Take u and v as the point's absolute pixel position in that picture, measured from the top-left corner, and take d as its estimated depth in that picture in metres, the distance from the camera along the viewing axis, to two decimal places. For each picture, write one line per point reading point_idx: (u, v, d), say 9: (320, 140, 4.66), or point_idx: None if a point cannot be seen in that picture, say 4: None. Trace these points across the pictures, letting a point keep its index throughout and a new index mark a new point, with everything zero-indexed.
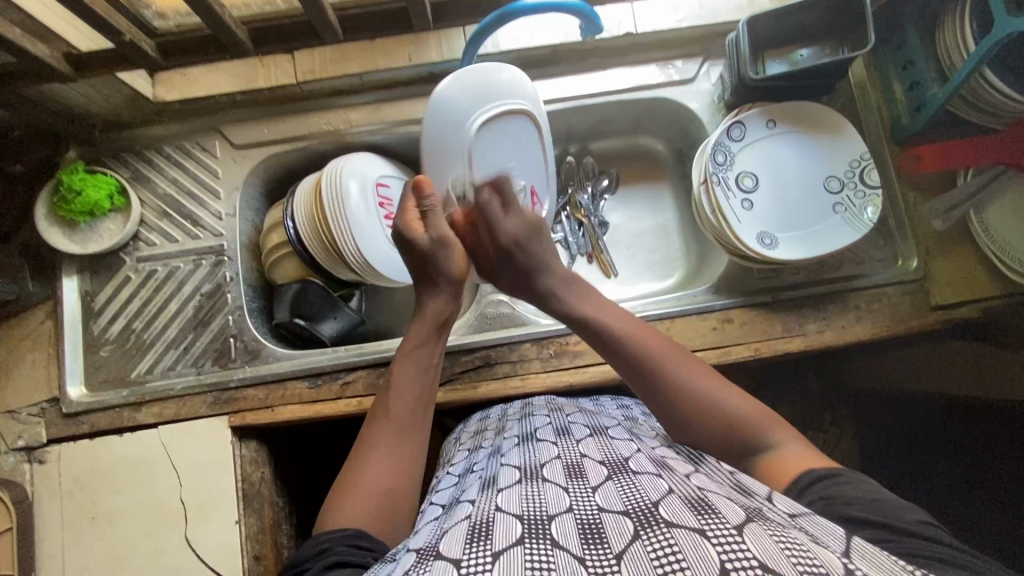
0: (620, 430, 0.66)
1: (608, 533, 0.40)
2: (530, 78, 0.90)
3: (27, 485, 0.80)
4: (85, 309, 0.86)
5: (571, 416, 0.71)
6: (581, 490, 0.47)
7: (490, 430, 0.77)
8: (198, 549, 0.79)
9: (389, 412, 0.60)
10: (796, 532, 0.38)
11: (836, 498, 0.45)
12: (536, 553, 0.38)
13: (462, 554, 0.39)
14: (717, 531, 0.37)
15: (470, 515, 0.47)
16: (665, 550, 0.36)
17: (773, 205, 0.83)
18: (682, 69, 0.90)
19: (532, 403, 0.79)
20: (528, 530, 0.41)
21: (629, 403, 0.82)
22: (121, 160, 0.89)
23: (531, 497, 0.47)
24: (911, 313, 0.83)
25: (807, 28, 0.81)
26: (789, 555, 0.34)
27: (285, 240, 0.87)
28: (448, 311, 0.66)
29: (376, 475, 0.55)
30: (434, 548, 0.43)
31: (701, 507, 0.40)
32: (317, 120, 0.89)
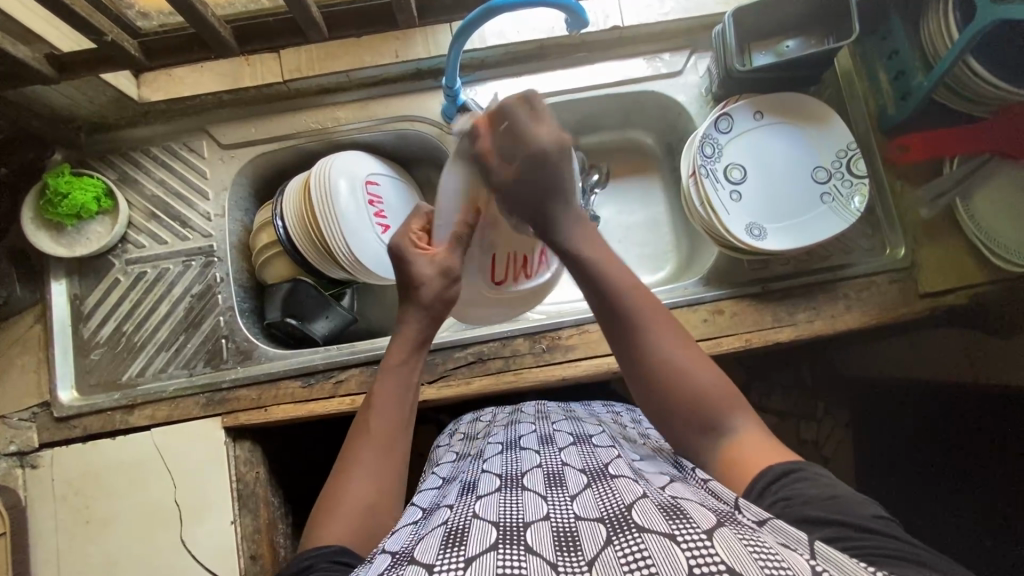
0: (605, 436, 0.66)
1: (583, 540, 0.40)
2: (518, 73, 0.90)
3: (20, 490, 0.80)
4: (75, 312, 0.86)
5: (556, 423, 0.71)
6: (559, 499, 0.48)
7: (477, 435, 0.77)
8: (193, 550, 0.79)
9: (369, 426, 0.59)
10: (767, 536, 0.39)
11: (795, 497, 0.45)
12: (507, 558, 0.39)
13: (435, 559, 0.40)
14: (686, 535, 0.37)
15: (447, 521, 0.47)
16: (634, 555, 0.37)
17: (762, 196, 0.83)
18: (669, 62, 0.90)
19: (519, 410, 0.80)
20: (501, 537, 0.41)
21: (617, 408, 0.83)
22: (107, 162, 0.88)
23: (510, 504, 0.48)
24: (900, 301, 0.84)
25: (792, 20, 0.82)
26: (757, 559, 0.35)
27: (276, 240, 0.87)
28: (427, 327, 0.65)
29: (358, 491, 0.55)
30: (409, 552, 0.44)
31: (672, 511, 0.40)
32: (305, 118, 0.89)
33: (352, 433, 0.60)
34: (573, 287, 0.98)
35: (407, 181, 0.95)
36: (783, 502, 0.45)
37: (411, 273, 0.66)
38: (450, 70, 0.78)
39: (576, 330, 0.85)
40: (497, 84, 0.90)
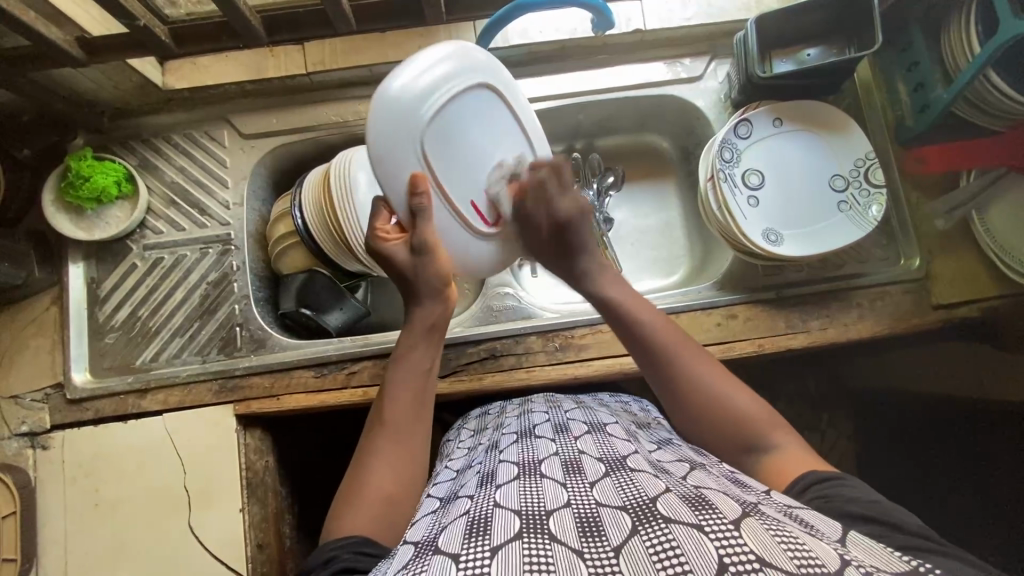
0: (618, 427, 0.66)
1: (606, 527, 0.41)
2: (539, 73, 0.91)
3: (30, 470, 0.80)
4: (91, 295, 0.86)
5: (570, 412, 0.71)
6: (578, 485, 0.48)
7: (488, 426, 0.78)
8: (200, 536, 0.79)
9: (387, 415, 0.59)
10: (791, 525, 0.39)
11: (833, 496, 0.46)
12: (534, 547, 0.39)
13: (461, 550, 0.40)
14: (714, 525, 0.37)
15: (469, 511, 0.48)
16: (664, 546, 0.37)
17: (778, 202, 0.84)
18: (689, 67, 0.91)
19: (531, 401, 0.80)
20: (525, 525, 0.42)
21: (627, 399, 0.83)
22: (129, 148, 0.89)
23: (531, 492, 0.48)
24: (913, 311, 0.84)
25: (814, 29, 0.82)
26: (787, 551, 0.35)
27: (293, 230, 0.87)
28: (440, 316, 0.64)
29: (377, 481, 0.55)
30: (433, 542, 0.44)
31: (698, 503, 0.41)
32: (326, 111, 0.90)
33: (371, 423, 0.60)
34: None
35: None
36: (822, 500, 0.46)
37: (395, 264, 0.62)
38: None
39: (589, 330, 0.85)
40: (518, 83, 0.90)
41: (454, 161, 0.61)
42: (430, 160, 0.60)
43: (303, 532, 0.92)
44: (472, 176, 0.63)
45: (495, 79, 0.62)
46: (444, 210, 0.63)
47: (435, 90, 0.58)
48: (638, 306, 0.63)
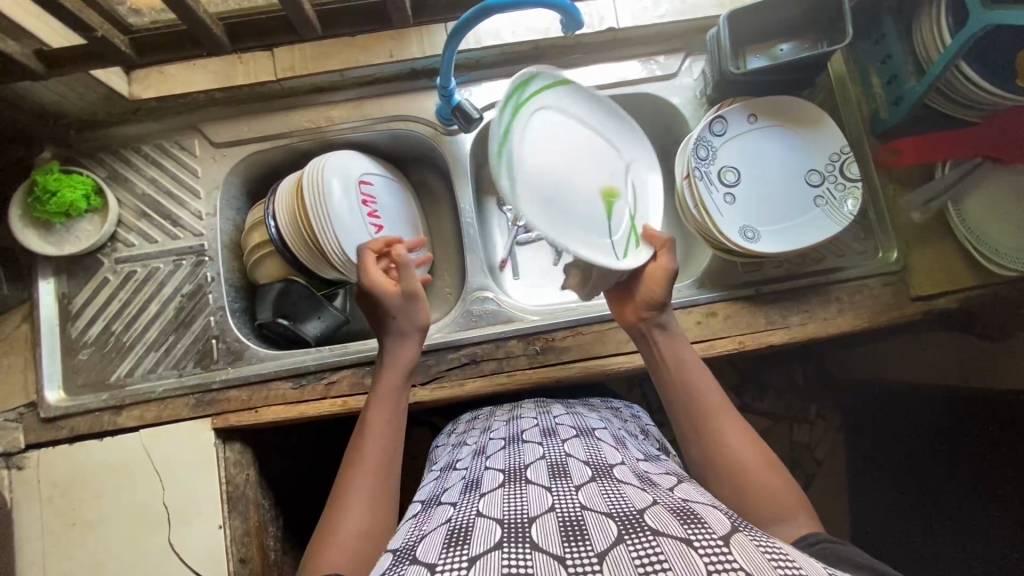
0: (607, 433, 0.66)
1: (591, 532, 0.40)
2: (513, 74, 0.90)
3: (6, 492, 0.79)
4: (63, 311, 0.85)
5: (560, 417, 0.71)
6: (564, 488, 0.48)
7: (479, 428, 0.77)
8: (180, 553, 0.78)
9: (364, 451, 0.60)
10: (781, 542, 0.40)
11: (840, 548, 0.46)
12: (516, 557, 0.38)
13: (440, 559, 0.40)
14: (703, 541, 0.38)
15: (451, 519, 0.47)
16: (650, 555, 0.37)
17: (755, 199, 0.83)
18: (664, 64, 0.90)
19: (520, 407, 0.79)
20: (507, 534, 0.41)
21: (615, 403, 0.83)
22: (97, 160, 0.88)
23: (515, 498, 0.47)
24: (892, 304, 0.84)
25: (786, 23, 0.82)
26: (775, 565, 0.36)
27: (268, 239, 0.86)
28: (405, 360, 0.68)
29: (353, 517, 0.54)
30: (412, 551, 0.43)
31: (687, 517, 0.41)
32: (298, 117, 0.89)
33: (348, 458, 0.60)
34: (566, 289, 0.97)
35: (401, 181, 0.95)
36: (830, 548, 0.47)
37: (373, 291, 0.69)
38: (443, 71, 0.78)
39: (570, 331, 0.84)
40: (491, 85, 0.89)
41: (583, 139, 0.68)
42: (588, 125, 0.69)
43: (288, 542, 0.91)
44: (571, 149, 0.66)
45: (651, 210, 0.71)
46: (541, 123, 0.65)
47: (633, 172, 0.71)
48: (697, 366, 0.65)
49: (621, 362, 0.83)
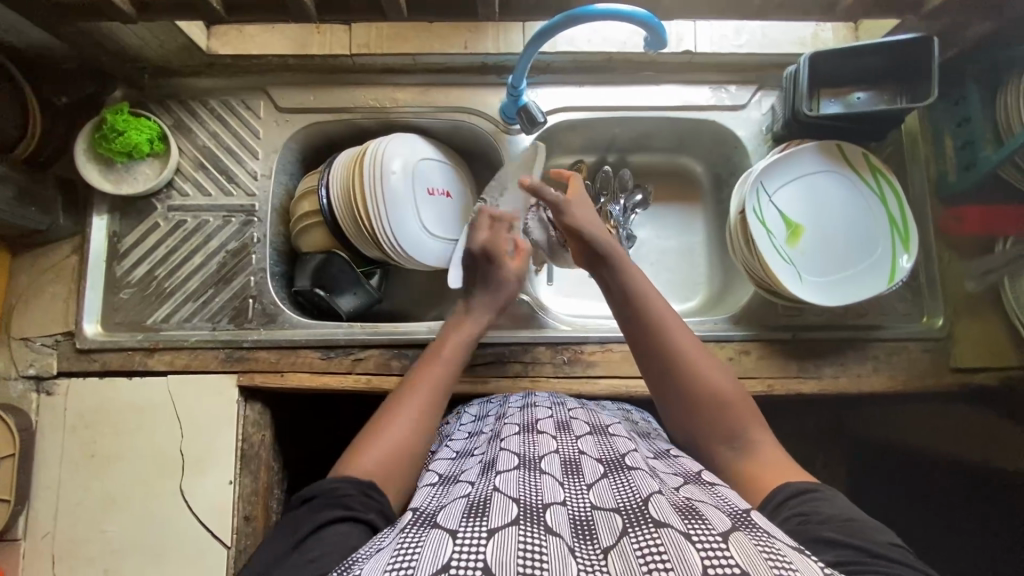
0: (620, 428, 0.67)
1: (599, 530, 0.42)
2: (582, 82, 0.89)
3: (32, 413, 0.81)
4: (111, 250, 0.87)
5: (573, 411, 0.70)
6: (575, 486, 0.49)
7: (491, 415, 0.75)
8: (190, 500, 0.80)
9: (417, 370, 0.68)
10: (783, 543, 0.40)
11: (811, 516, 0.46)
12: (530, 535, 0.39)
13: (459, 526, 0.41)
14: (702, 536, 0.38)
15: (468, 494, 0.48)
16: (651, 548, 0.38)
17: (812, 244, 0.80)
18: (734, 94, 0.89)
19: (535, 396, 0.76)
20: (523, 513, 0.42)
21: (629, 404, 0.81)
22: (164, 107, 0.89)
23: (528, 482, 0.48)
24: (928, 371, 0.83)
25: (865, 72, 0.80)
26: (770, 565, 0.36)
27: (316, 210, 0.87)
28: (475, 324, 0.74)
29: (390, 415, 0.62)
30: (432, 516, 0.44)
31: (689, 513, 0.42)
32: (364, 94, 0.90)
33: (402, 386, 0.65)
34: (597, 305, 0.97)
35: (461, 171, 0.95)
36: (799, 519, 0.46)
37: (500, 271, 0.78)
38: (518, 70, 0.78)
39: (600, 347, 0.84)
40: (557, 91, 0.89)
41: (802, 209, 0.81)
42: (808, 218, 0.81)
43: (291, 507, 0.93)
44: (802, 211, 0.81)
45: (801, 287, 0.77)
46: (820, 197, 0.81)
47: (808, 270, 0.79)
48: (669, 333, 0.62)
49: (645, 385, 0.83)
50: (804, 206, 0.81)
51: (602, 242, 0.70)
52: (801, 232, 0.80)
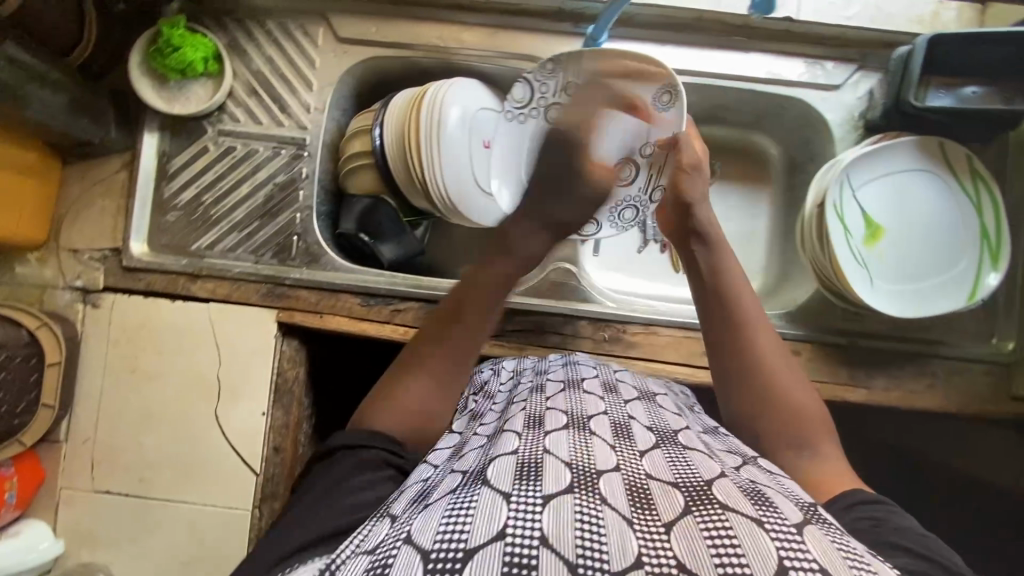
0: (668, 400, 0.67)
1: (657, 501, 0.41)
2: (664, 41, 0.82)
3: (78, 324, 0.83)
4: (160, 169, 0.85)
5: (618, 374, 0.69)
6: (629, 451, 0.47)
7: (528, 368, 0.74)
8: (224, 426, 0.82)
9: (443, 343, 0.67)
10: (856, 544, 0.40)
11: (884, 523, 0.47)
12: (586, 506, 0.38)
13: (513, 488, 0.39)
14: (775, 525, 0.37)
15: (517, 450, 0.46)
16: (720, 532, 0.37)
17: (891, 247, 0.74)
18: (830, 72, 0.81)
19: (575, 355, 0.75)
20: (577, 478, 0.41)
21: (671, 381, 0.79)
22: (220, 24, 0.85)
23: (581, 445, 0.46)
24: (988, 396, 0.79)
25: (985, 62, 0.71)
26: (848, 564, 0.36)
27: (369, 151, 0.84)
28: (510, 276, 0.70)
29: (414, 389, 0.64)
30: (482, 473, 0.44)
31: (759, 499, 0.41)
32: (428, 31, 0.84)
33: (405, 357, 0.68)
34: (643, 284, 0.93)
35: None
36: (870, 521, 0.47)
37: None
38: (601, 21, 0.72)
39: (644, 329, 0.81)
40: (637, 47, 0.82)
41: (885, 206, 0.75)
42: (891, 215, 0.75)
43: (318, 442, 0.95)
44: (886, 209, 0.75)
45: (870, 292, 0.73)
46: (909, 196, 0.75)
47: (881, 275, 0.74)
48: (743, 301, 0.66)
49: (687, 373, 0.80)
50: (890, 207, 0.75)
51: (704, 217, 0.70)
52: (881, 234, 0.75)
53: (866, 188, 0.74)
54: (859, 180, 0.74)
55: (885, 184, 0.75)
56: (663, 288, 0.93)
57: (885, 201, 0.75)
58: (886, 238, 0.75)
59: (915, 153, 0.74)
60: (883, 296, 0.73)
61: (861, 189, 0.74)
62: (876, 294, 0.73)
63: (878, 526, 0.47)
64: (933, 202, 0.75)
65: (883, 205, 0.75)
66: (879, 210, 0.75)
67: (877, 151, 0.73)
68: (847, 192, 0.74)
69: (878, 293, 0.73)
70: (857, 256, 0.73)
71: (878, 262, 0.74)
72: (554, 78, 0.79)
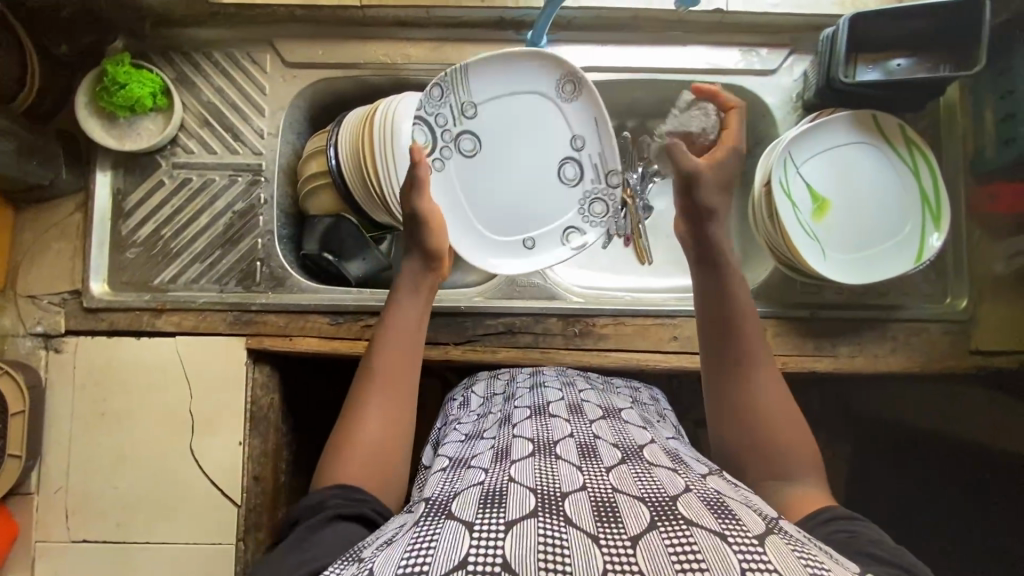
0: (633, 414, 0.68)
1: (624, 515, 0.41)
2: (604, 41, 0.85)
3: (41, 371, 0.81)
4: (116, 207, 0.85)
5: (584, 392, 0.71)
6: (595, 469, 0.49)
7: (497, 393, 0.76)
8: (200, 460, 0.81)
9: (376, 377, 0.62)
10: (816, 550, 0.40)
11: (859, 535, 0.46)
12: (550, 528, 0.39)
13: (476, 518, 0.40)
14: (737, 537, 0.38)
15: (483, 481, 0.47)
16: (683, 547, 0.37)
17: (838, 221, 0.77)
18: (765, 59, 0.85)
19: (542, 373, 0.78)
20: (542, 504, 0.42)
21: (638, 385, 0.83)
22: (167, 59, 0.85)
23: (546, 471, 0.48)
24: (949, 353, 0.81)
25: (908, 36, 0.75)
26: (807, 569, 0.37)
27: (326, 171, 0.85)
28: (422, 274, 0.70)
29: (368, 433, 0.59)
30: (446, 504, 0.44)
31: (720, 509, 0.42)
32: (375, 50, 0.85)
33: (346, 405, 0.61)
34: (609, 277, 0.95)
35: None
36: (846, 535, 0.46)
37: None
38: (539, 26, 0.74)
39: (612, 321, 0.83)
40: (579, 49, 0.84)
41: (828, 181, 0.77)
42: (835, 189, 0.78)
43: (300, 467, 0.94)
44: (829, 184, 0.78)
45: (822, 265, 0.75)
46: (851, 169, 0.78)
47: (830, 247, 0.76)
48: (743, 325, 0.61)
49: (657, 360, 0.81)
50: (834, 181, 0.78)
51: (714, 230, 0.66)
52: (829, 207, 0.77)
53: (808, 165, 0.77)
54: (801, 159, 0.77)
55: (827, 158, 0.77)
56: (629, 280, 0.95)
57: (829, 175, 0.77)
58: (833, 211, 0.77)
59: (851, 126, 0.77)
60: (836, 268, 0.75)
61: (804, 166, 0.77)
62: (829, 266, 0.75)
63: (853, 538, 0.45)
64: (874, 172, 0.77)
65: (827, 180, 0.77)
66: (823, 183, 0.77)
67: (815, 129, 0.76)
68: (790, 170, 0.76)
69: (831, 265, 0.75)
70: (806, 231, 0.76)
71: (828, 235, 0.76)
72: (446, 103, 0.74)
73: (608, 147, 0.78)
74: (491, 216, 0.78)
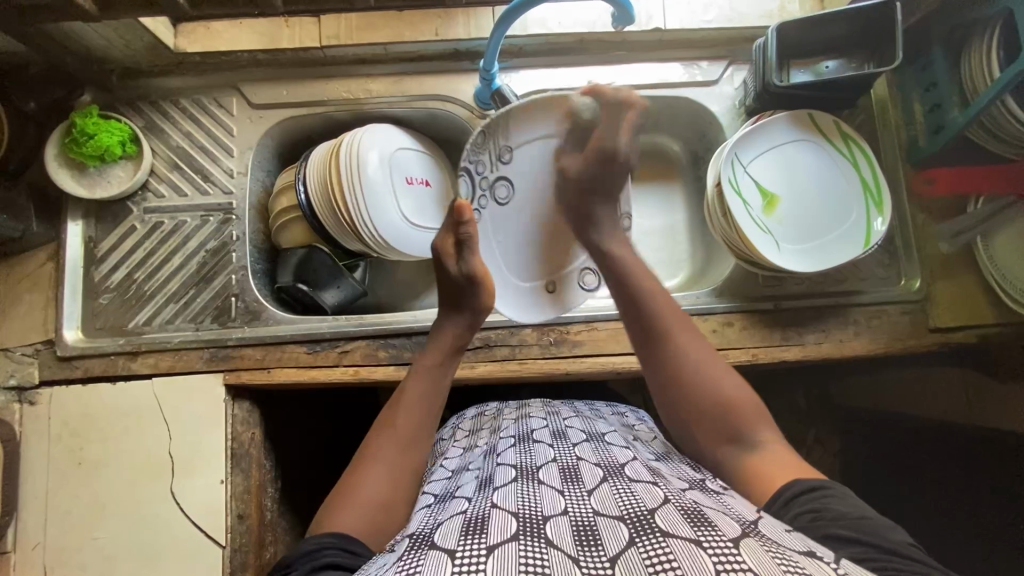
0: (617, 437, 0.68)
1: (603, 536, 0.41)
2: (554, 64, 0.90)
3: (15, 424, 0.80)
4: (88, 255, 0.86)
5: (569, 420, 0.72)
6: (577, 493, 0.49)
7: (486, 429, 0.78)
8: (181, 502, 0.79)
9: (393, 432, 0.61)
10: (791, 548, 0.40)
11: (825, 512, 0.46)
12: (530, 550, 0.39)
13: (457, 546, 0.40)
14: (712, 541, 0.38)
15: (466, 511, 0.48)
16: (659, 555, 0.37)
17: (788, 214, 0.82)
18: (706, 70, 0.90)
19: (528, 405, 0.80)
20: (522, 528, 0.42)
21: (624, 409, 0.84)
22: (135, 109, 0.88)
23: (528, 496, 0.48)
24: (910, 332, 0.84)
25: (834, 40, 0.81)
26: (782, 568, 0.36)
27: (295, 205, 0.87)
28: (462, 335, 0.71)
29: (376, 486, 0.56)
30: (429, 537, 0.44)
31: (697, 519, 0.42)
32: (337, 87, 0.89)
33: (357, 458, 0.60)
34: None
35: (436, 159, 0.95)
36: (811, 514, 0.46)
37: None
38: (488, 55, 0.78)
39: (585, 327, 0.85)
40: (531, 73, 0.89)
41: (775, 178, 0.82)
42: (783, 185, 0.82)
43: (287, 503, 0.92)
44: (777, 181, 0.82)
45: (776, 256, 0.78)
46: (796, 165, 0.82)
47: (783, 240, 0.80)
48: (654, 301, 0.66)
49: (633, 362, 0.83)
50: (781, 177, 0.82)
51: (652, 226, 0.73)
52: (778, 202, 0.82)
53: (754, 164, 0.82)
54: (749, 159, 0.81)
55: (773, 156, 0.82)
56: None
57: (776, 172, 0.82)
58: (782, 206, 0.82)
59: (792, 125, 0.82)
60: (790, 259, 0.79)
61: (751, 166, 0.81)
62: (783, 257, 0.79)
63: (818, 517, 0.46)
64: (817, 165, 0.82)
65: (774, 177, 0.82)
66: (771, 180, 0.82)
67: (759, 130, 0.81)
68: (740, 170, 0.81)
69: (785, 256, 0.79)
70: (758, 225, 0.80)
71: (779, 228, 0.81)
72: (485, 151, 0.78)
73: (624, 188, 0.82)
74: (515, 262, 0.83)
